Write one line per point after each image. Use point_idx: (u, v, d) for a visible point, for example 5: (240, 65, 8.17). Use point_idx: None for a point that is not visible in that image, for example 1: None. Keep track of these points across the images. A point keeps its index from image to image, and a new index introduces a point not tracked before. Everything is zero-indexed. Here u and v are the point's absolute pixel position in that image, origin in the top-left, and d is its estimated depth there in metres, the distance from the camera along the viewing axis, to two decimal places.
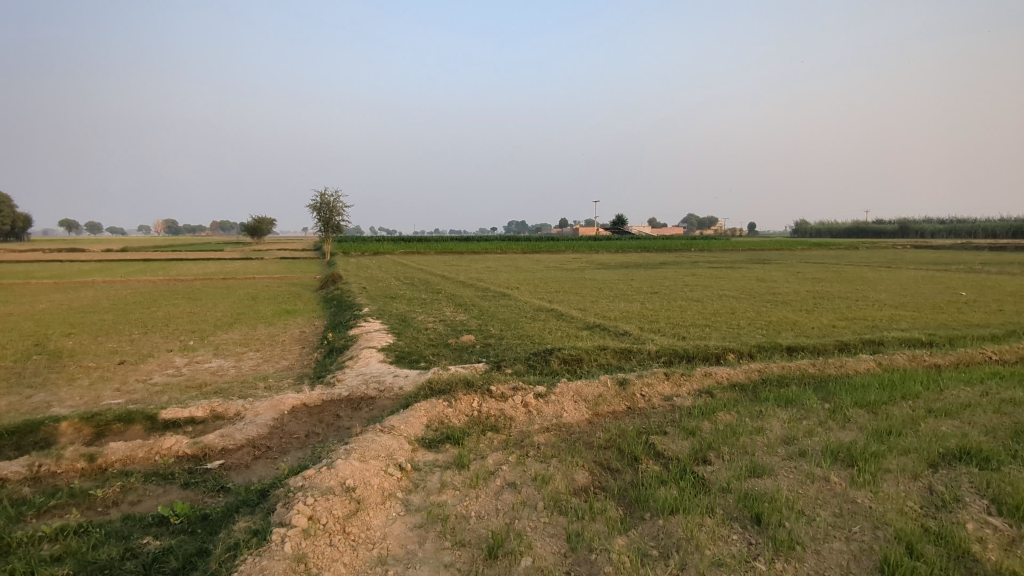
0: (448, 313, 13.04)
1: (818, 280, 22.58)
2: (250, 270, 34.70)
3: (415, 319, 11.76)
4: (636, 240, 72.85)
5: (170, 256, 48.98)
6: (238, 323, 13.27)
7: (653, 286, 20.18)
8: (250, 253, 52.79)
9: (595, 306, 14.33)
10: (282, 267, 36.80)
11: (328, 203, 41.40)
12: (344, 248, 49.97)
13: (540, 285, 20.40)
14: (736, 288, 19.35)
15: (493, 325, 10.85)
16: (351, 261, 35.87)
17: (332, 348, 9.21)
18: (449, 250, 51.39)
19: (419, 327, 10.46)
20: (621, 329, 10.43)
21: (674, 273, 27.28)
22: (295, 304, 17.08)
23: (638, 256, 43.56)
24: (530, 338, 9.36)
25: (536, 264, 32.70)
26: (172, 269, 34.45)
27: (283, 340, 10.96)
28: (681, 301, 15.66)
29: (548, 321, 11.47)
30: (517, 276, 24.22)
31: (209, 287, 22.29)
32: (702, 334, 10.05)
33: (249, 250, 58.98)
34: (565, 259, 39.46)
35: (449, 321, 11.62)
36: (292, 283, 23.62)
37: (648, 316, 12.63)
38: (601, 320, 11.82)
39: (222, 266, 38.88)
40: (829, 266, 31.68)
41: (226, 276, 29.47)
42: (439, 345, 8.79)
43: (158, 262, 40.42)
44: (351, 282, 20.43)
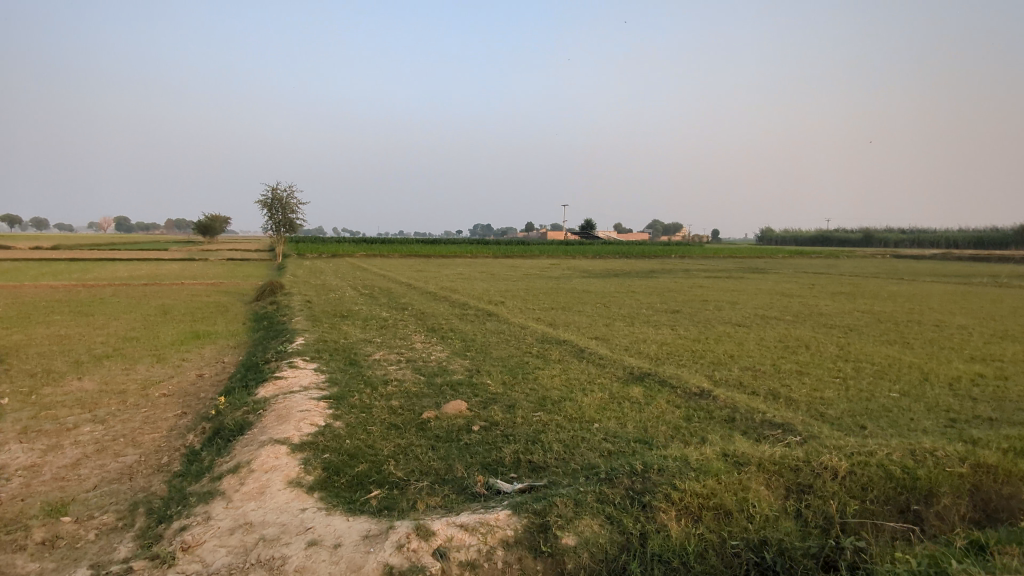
0: (418, 347, 9.19)
1: (849, 295, 19.52)
2: (185, 273, 30.03)
3: (374, 360, 7.89)
4: (610, 245, 70.08)
5: (101, 254, 43.78)
6: (113, 357, 9.15)
7: (668, 301, 16.68)
8: (195, 254, 47.79)
9: (618, 335, 10.68)
10: (225, 269, 32.36)
11: (280, 200, 37.04)
12: (299, 249, 45.32)
13: (531, 299, 16.70)
14: (768, 306, 16.02)
15: (491, 375, 7.08)
16: (304, 264, 31.54)
17: (219, 428, 5.27)
18: (415, 254, 47.15)
19: (377, 381, 6.63)
20: (691, 385, 6.77)
21: (677, 283, 23.92)
22: (214, 323, 12.94)
23: (620, 262, 40.27)
24: (560, 411, 5.63)
25: (514, 272, 28.98)
26: (93, 270, 29.59)
27: (160, 394, 6.98)
28: (722, 326, 12.12)
29: (569, 365, 7.76)
30: (499, 286, 20.52)
31: (117, 296, 17.86)
32: (820, 400, 6.46)
33: (195, 250, 54.16)
34: (543, 265, 35.85)
35: (422, 364, 7.78)
36: (225, 292, 19.33)
37: (703, 354, 9.00)
38: (644, 363, 8.15)
39: (156, 267, 33.99)
40: (837, 278, 28.80)
41: (151, 280, 24.86)
42: (409, 428, 4.99)
43: (82, 262, 35.37)
44: (295, 293, 16.37)
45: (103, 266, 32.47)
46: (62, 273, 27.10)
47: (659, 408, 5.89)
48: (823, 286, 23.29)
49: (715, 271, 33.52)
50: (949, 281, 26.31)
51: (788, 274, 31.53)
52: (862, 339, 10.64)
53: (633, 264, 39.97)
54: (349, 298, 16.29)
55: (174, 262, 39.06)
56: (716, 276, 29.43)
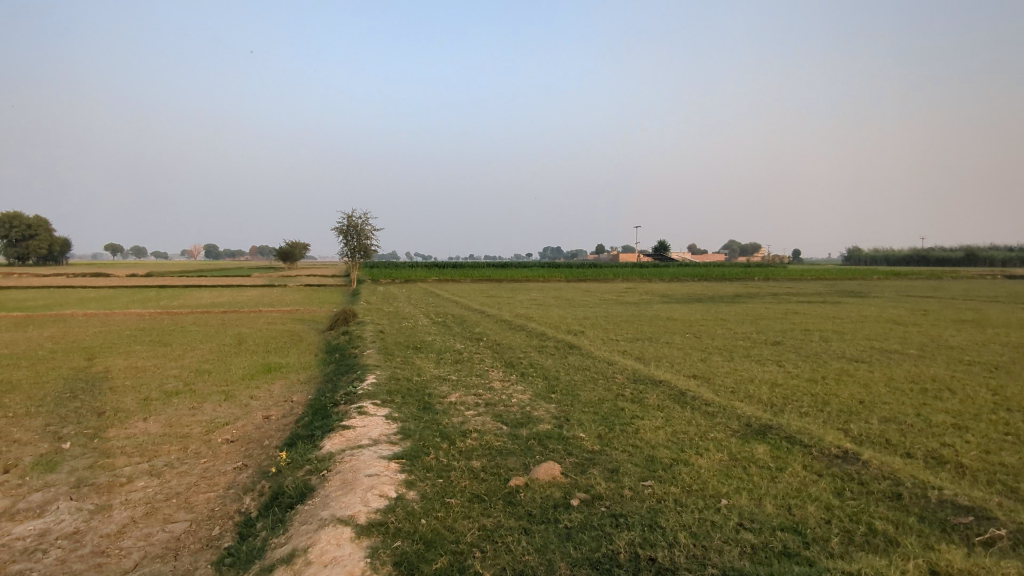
0: (497, 386, 8.37)
1: (971, 324, 17.42)
2: (265, 299, 30.69)
3: (451, 404, 7.12)
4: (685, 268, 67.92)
5: (190, 282, 45.90)
6: (183, 393, 8.80)
7: (764, 331, 15.26)
8: (277, 280, 49.44)
9: (719, 373, 9.51)
10: (302, 296, 32.94)
11: (356, 227, 37.64)
12: (373, 275, 45.92)
13: (613, 329, 15.66)
14: (880, 337, 14.36)
15: (583, 426, 6.15)
16: (378, 291, 31.68)
17: (278, 493, 4.57)
18: (487, 278, 46.86)
19: (455, 432, 5.82)
20: (828, 443, 5.60)
21: (767, 309, 22.27)
22: (287, 354, 12.62)
23: (700, 286, 38.45)
24: (675, 480, 4.63)
25: (590, 297, 27.94)
26: (181, 297, 30.76)
27: (224, 440, 6.44)
28: (837, 362, 10.70)
29: (672, 414, 6.73)
30: (576, 314, 19.60)
31: (198, 324, 18.09)
32: (1001, 469, 5.16)
33: (276, 276, 56.13)
34: (618, 289, 34.69)
35: (504, 409, 6.95)
36: (301, 320, 19.30)
37: (825, 399, 7.74)
38: (760, 411, 7.00)
39: (238, 293, 35.02)
40: (947, 303, 26.18)
41: (232, 307, 25.40)
42: (495, 502, 4.13)
43: (171, 289, 37.01)
44: (368, 322, 16.00)
45: (190, 293, 33.71)
46: (152, 301, 28.18)
47: (797, 476, 4.78)
48: (936, 313, 21.02)
49: (807, 295, 31.22)
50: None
51: (890, 298, 28.99)
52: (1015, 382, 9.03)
53: (713, 287, 38.03)
54: (423, 327, 15.76)
55: (256, 289, 40.30)
56: (807, 300, 27.45)
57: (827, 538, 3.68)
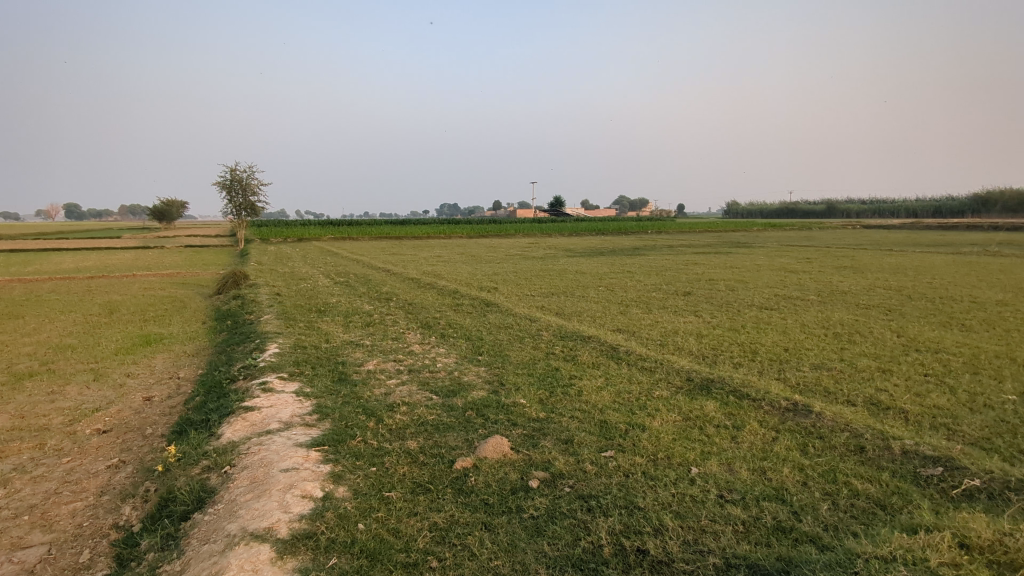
0: (418, 350, 7.65)
1: (853, 269, 18.68)
2: (137, 262, 27.59)
3: (370, 373, 6.33)
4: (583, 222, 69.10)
5: (45, 244, 40.62)
6: (39, 374, 7.36)
7: (673, 282, 15.48)
8: (150, 241, 44.94)
9: (644, 326, 9.31)
10: (182, 258, 30.02)
11: (240, 181, 34.61)
12: (263, 233, 42.87)
13: (526, 284, 15.26)
14: (780, 284, 14.96)
15: (523, 391, 5.61)
16: (269, 250, 29.43)
17: (167, 499, 3.68)
18: (386, 236, 45.15)
19: (380, 407, 5.09)
20: (775, 395, 5.43)
21: (669, 260, 22.82)
22: (170, 323, 11.13)
23: (600, 240, 39.07)
24: (637, 448, 4.20)
25: (496, 253, 27.48)
26: (34, 262, 27.02)
27: (93, 430, 5.32)
28: (750, 310, 10.88)
29: (611, 372, 6.35)
30: (485, 269, 19.05)
31: (56, 292, 15.73)
32: (940, 411, 5.19)
33: (149, 237, 51.08)
34: (523, 244, 34.46)
35: (430, 377, 6.27)
36: (183, 284, 17.36)
37: (753, 348, 7.69)
38: (696, 365, 6.78)
39: (105, 256, 31.33)
40: (825, 250, 28.14)
41: (98, 272, 22.54)
42: (444, 492, 3.49)
43: (22, 253, 32.49)
44: (262, 284, 14.58)
45: (46, 257, 29.75)
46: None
47: (758, 435, 4.51)
48: (820, 261, 22.43)
49: (702, 246, 32.28)
50: (942, 251, 25.78)
51: (776, 247, 30.81)
52: (913, 323, 9.51)
53: (613, 240, 38.84)
54: (324, 288, 14.58)
55: (126, 251, 36.32)
56: (702, 251, 28.51)
57: (815, 505, 3.38)
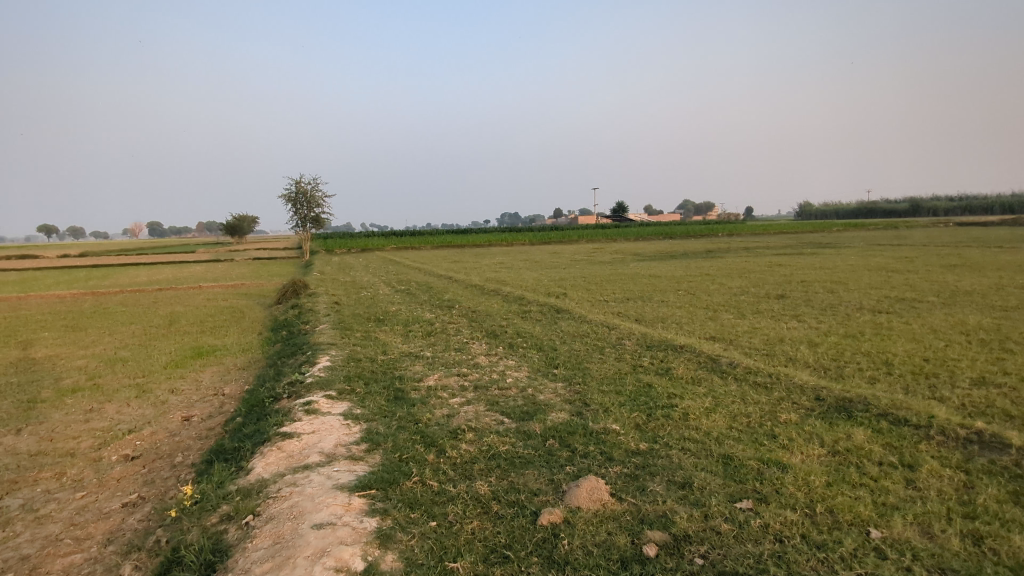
0: (484, 363, 6.74)
1: (963, 268, 16.72)
2: (207, 275, 28.07)
3: (430, 391, 5.46)
4: (646, 227, 67.24)
5: (125, 260, 42.43)
6: (83, 389, 6.87)
7: (759, 284, 14.08)
8: (223, 255, 46.34)
9: (741, 333, 8.09)
10: (250, 270, 30.46)
11: (305, 193, 35.06)
12: (328, 245, 43.40)
13: (596, 289, 14.22)
14: (884, 285, 13.34)
15: (613, 414, 4.59)
16: (333, 261, 29.48)
17: (174, 558, 2.87)
18: (448, 245, 44.84)
19: (442, 434, 4.18)
20: (944, 421, 4.21)
21: (747, 263, 21.25)
22: (226, 334, 10.70)
23: (668, 244, 37.46)
24: (783, 497, 3.12)
25: (560, 259, 26.51)
26: (112, 277, 27.91)
27: (120, 457, 4.65)
28: (861, 314, 9.44)
29: (718, 390, 5.25)
30: (551, 275, 18.11)
31: (124, 304, 15.78)
32: None
33: (221, 251, 52.78)
34: (587, 249, 33.34)
35: (500, 395, 5.34)
36: (246, 295, 17.18)
37: (884, 360, 6.38)
38: (821, 380, 5.57)
39: (178, 270, 32.18)
40: (920, 249, 25.76)
41: (168, 285, 22.88)
42: (530, 564, 2.52)
43: (103, 268, 33.82)
44: (322, 294, 14.12)
45: (124, 272, 30.79)
46: (78, 282, 25.29)
47: (944, 479, 3.35)
48: (920, 259, 20.28)
49: (781, 248, 30.22)
50: None
51: (862, 247, 28.50)
52: None
53: (683, 244, 37.10)
54: (384, 296, 13.99)
55: (200, 264, 37.42)
56: (781, 253, 26.64)
57: None
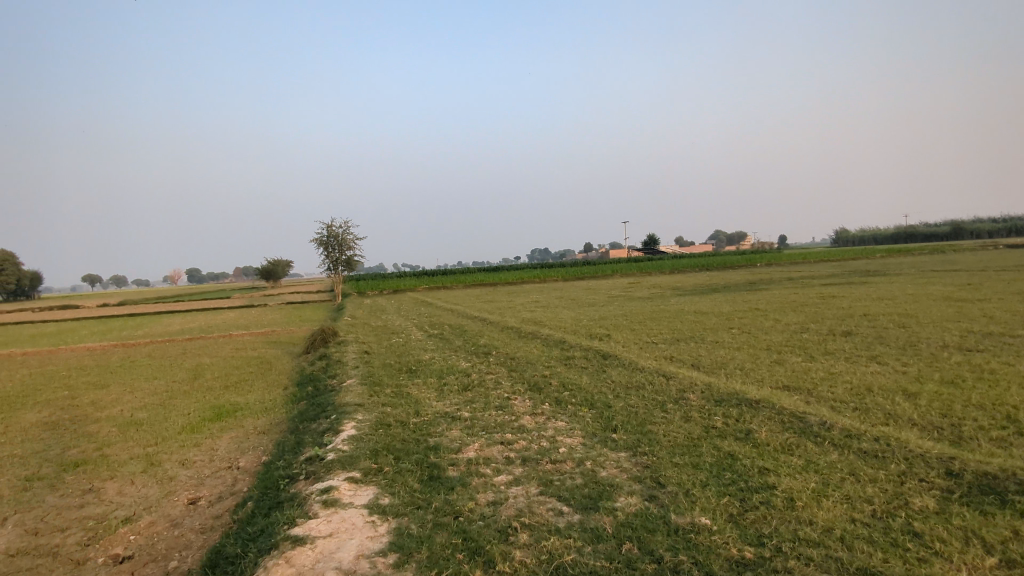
0: (530, 426, 5.91)
1: None
2: (240, 322, 27.92)
3: (471, 468, 4.65)
4: (680, 259, 66.00)
5: (162, 308, 42.93)
6: (87, 463, 6.25)
7: (819, 319, 13.00)
8: (257, 300, 46.66)
9: (819, 381, 7.12)
10: (283, 315, 30.28)
11: (336, 236, 35.06)
12: (360, 287, 43.30)
13: (640, 328, 13.31)
14: (960, 316, 12.15)
15: (698, 502, 3.71)
16: (364, 304, 29.13)
17: None
18: (480, 284, 44.27)
19: (489, 535, 3.36)
20: None
21: (797, 294, 20.09)
22: (250, 390, 10.09)
23: (705, 276, 36.30)
24: None
25: (597, 295, 25.65)
26: (147, 326, 27.96)
27: (107, 561, 3.93)
28: (951, 353, 8.36)
29: (819, 462, 4.32)
30: (590, 314, 17.26)
31: (152, 357, 15.42)
32: None
33: (256, 296, 53.25)
34: (623, 284, 32.41)
35: (553, 472, 4.51)
36: (276, 343, 16.70)
37: (1007, 413, 5.37)
38: (942, 445, 4.60)
39: (212, 317, 32.19)
40: (982, 274, 24.18)
41: (200, 333, 22.66)
42: None
43: (139, 317, 34.09)
44: (352, 341, 13.51)
45: (159, 321, 30.90)
46: (113, 333, 25.31)
47: None
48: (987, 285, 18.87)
49: (828, 277, 28.78)
50: None
51: (916, 274, 27.00)
52: None
53: (722, 276, 35.80)
54: (416, 342, 13.31)
55: (234, 310, 37.53)
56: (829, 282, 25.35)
57: None
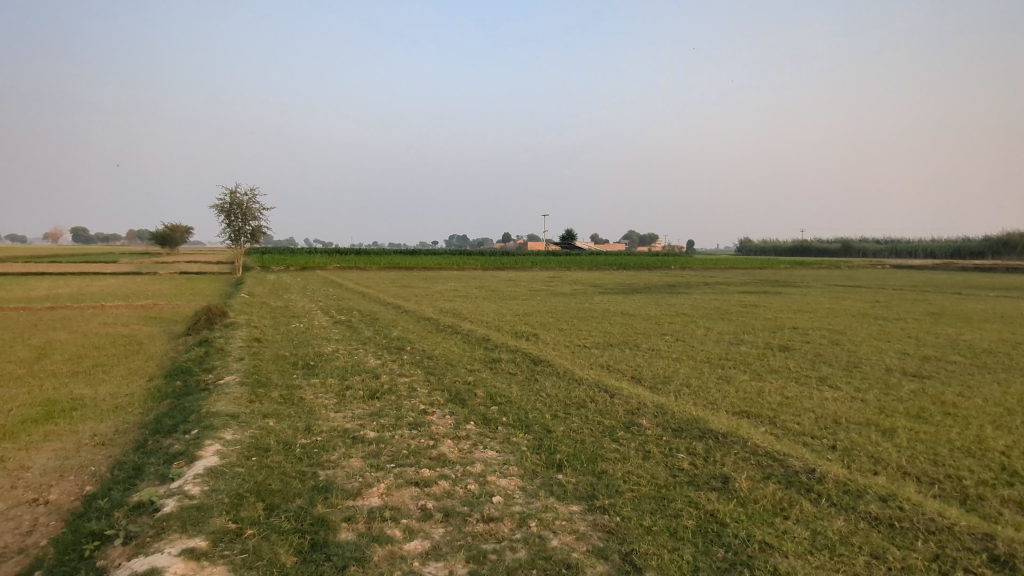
0: (452, 456, 4.69)
1: (950, 317, 15.76)
2: (120, 290, 24.90)
3: (374, 530, 3.38)
4: (597, 256, 66.61)
5: (32, 268, 38.19)
6: None
7: (750, 329, 12.55)
8: (148, 266, 42.62)
9: (779, 405, 6.33)
10: (173, 286, 27.37)
11: (240, 203, 32.20)
12: (265, 261, 40.34)
13: (569, 328, 12.38)
14: (887, 335, 12.01)
15: None
16: (268, 280, 26.84)
17: None
18: (396, 266, 42.44)
19: None
20: None
21: (720, 301, 19.97)
22: (105, 380, 8.26)
23: (625, 275, 36.27)
24: None
25: (518, 287, 24.72)
26: (5, 288, 24.38)
27: None
28: (900, 379, 7.87)
29: (825, 534, 3.40)
30: (513, 308, 16.25)
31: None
32: None
33: (146, 262, 48.70)
34: (544, 277, 31.68)
35: (486, 538, 3.33)
36: (154, 319, 14.54)
37: (1000, 463, 4.70)
38: (956, 508, 3.80)
39: (89, 283, 28.70)
40: (885, 292, 25.20)
41: (67, 301, 19.75)
42: None
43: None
44: (243, 324, 11.74)
45: (21, 283, 27.12)
46: None
47: None
48: (896, 304, 19.46)
49: (745, 285, 29.29)
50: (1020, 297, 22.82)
51: (825, 287, 27.91)
52: None
53: (642, 276, 35.83)
54: (319, 329, 11.74)
55: (117, 276, 33.85)
56: (746, 290, 25.66)
57: None
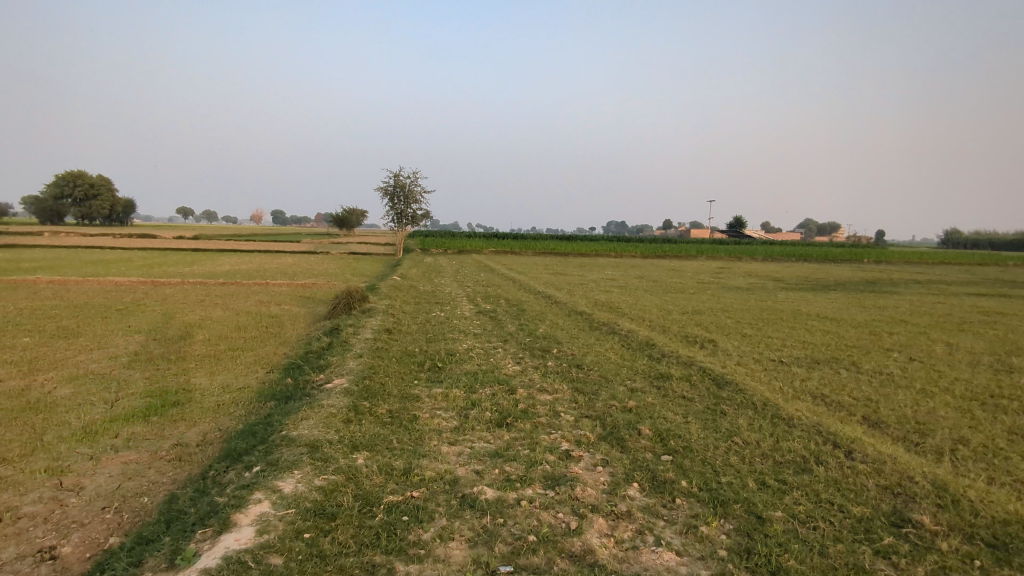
0: (606, 560, 2.93)
1: None
2: (292, 269, 26.21)
3: None
4: (770, 245, 60.61)
5: (229, 245, 42.58)
6: None
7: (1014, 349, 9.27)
8: (324, 247, 45.62)
9: None
10: (339, 265, 28.41)
11: (402, 187, 32.80)
12: (426, 244, 41.18)
13: (755, 334, 9.99)
14: None
15: None
16: (424, 262, 26.87)
17: None
18: (551, 252, 41.32)
19: None
20: None
21: (945, 305, 16.04)
22: (226, 369, 7.58)
23: (807, 268, 31.84)
24: None
25: (684, 279, 22.17)
26: (199, 263, 26.75)
27: None
28: None
29: None
30: (681, 304, 14.02)
31: (164, 303, 13.39)
32: None
33: (323, 242, 52.37)
34: (712, 269, 28.59)
35: None
36: (306, 300, 14.37)
37: None
38: None
39: (269, 260, 30.78)
40: None
41: (242, 277, 20.82)
42: None
43: (199, 253, 33.22)
44: (381, 310, 10.89)
45: (213, 259, 29.72)
46: (161, 267, 24.08)
47: None
48: None
49: (970, 285, 24.05)
50: None
51: None
52: None
53: (828, 269, 31.22)
54: (459, 320, 10.56)
55: (294, 254, 36.24)
56: (976, 292, 20.74)
57: None
